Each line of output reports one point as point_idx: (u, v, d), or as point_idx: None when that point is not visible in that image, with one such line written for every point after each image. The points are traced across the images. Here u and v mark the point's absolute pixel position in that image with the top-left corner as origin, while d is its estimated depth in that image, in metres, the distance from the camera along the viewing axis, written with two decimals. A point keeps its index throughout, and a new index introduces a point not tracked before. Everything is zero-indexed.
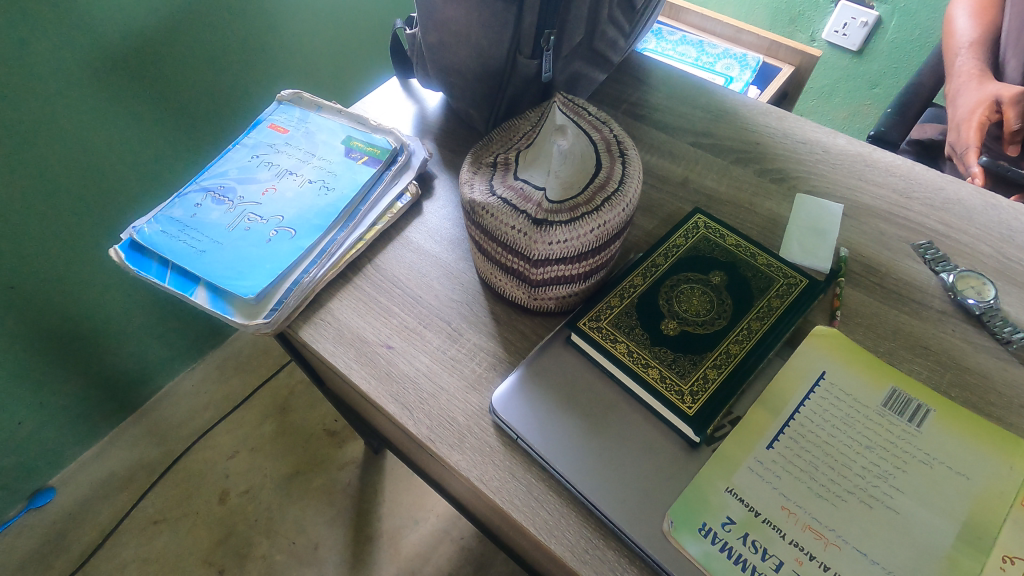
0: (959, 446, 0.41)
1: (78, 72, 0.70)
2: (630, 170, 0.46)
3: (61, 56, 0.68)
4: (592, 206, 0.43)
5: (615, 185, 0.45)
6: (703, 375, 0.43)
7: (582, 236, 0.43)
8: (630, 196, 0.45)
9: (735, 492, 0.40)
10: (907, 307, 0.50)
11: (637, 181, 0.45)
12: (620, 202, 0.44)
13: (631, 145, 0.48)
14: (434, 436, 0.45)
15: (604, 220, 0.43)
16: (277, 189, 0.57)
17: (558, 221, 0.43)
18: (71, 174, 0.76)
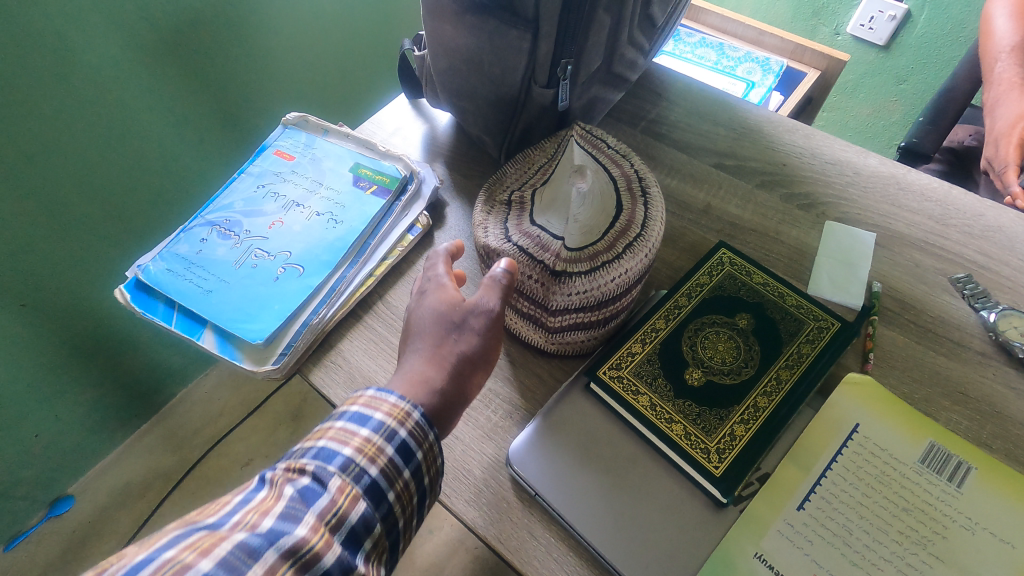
0: (1003, 509, 0.39)
1: (83, 91, 0.67)
2: (653, 212, 0.43)
3: (65, 76, 0.65)
4: (613, 253, 0.41)
5: (637, 230, 0.42)
6: (730, 431, 0.41)
7: (603, 287, 0.40)
8: (652, 242, 0.42)
9: (764, 559, 0.38)
10: (944, 348, 0.48)
11: (660, 224, 0.43)
12: (643, 248, 0.41)
13: (653, 183, 0.45)
14: (449, 490, 0.43)
15: (626, 269, 0.41)
16: (284, 222, 0.55)
17: (578, 272, 0.40)
18: (81, 197, 0.73)
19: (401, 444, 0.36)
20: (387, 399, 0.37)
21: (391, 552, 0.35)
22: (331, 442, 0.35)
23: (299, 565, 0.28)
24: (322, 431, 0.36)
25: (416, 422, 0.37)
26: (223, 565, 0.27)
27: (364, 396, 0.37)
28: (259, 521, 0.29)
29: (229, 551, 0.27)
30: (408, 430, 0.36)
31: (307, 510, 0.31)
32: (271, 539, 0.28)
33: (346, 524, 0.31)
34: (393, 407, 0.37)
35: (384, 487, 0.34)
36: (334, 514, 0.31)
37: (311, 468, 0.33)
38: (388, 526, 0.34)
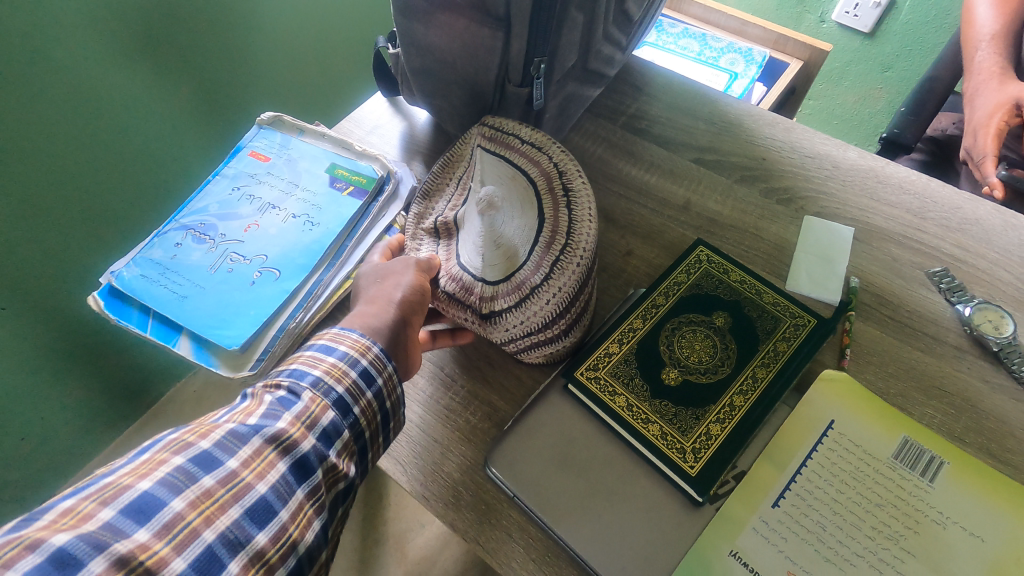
0: (974, 504, 0.39)
1: (55, 91, 0.65)
2: (579, 211, 0.43)
3: (36, 76, 0.63)
4: (542, 270, 0.41)
5: (566, 233, 0.42)
6: (706, 431, 0.42)
7: (539, 309, 0.41)
8: (583, 246, 0.42)
9: (739, 556, 0.39)
10: (919, 343, 0.48)
11: (589, 221, 0.42)
12: (575, 254, 0.41)
13: (577, 176, 0.45)
14: (429, 493, 0.43)
15: (560, 281, 0.41)
16: (259, 225, 0.55)
17: (505, 306, 0.41)
18: (64, 203, 0.71)
19: (363, 370, 0.38)
20: (349, 336, 0.40)
21: (360, 457, 0.38)
22: (301, 364, 0.37)
23: (280, 451, 0.32)
24: (293, 358, 0.38)
25: (375, 355, 0.39)
26: (218, 445, 0.31)
27: (329, 332, 0.40)
28: (247, 416, 0.33)
29: (224, 436, 0.31)
30: (369, 360, 0.39)
31: (285, 412, 0.34)
32: (256, 429, 0.32)
33: (319, 426, 0.34)
34: (354, 342, 0.39)
35: (349, 402, 0.37)
36: (308, 416, 0.34)
37: (285, 382, 0.36)
38: (357, 433, 0.37)
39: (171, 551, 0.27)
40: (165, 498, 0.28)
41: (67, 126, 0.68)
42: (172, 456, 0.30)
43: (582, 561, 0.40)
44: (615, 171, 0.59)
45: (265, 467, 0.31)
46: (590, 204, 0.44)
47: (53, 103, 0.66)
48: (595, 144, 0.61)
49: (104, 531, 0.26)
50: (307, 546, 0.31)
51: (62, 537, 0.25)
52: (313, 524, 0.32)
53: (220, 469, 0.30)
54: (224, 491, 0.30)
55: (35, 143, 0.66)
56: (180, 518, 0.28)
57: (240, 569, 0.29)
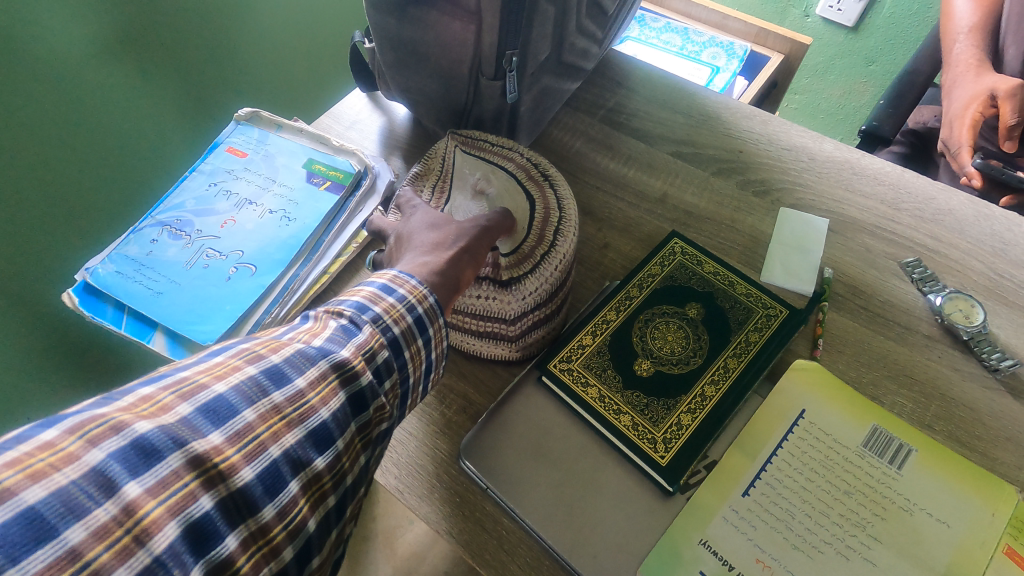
0: (940, 490, 0.39)
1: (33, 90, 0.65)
2: (563, 192, 0.45)
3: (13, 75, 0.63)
4: (547, 241, 0.43)
5: (551, 225, 0.43)
6: (677, 421, 0.42)
7: (552, 274, 0.42)
8: (572, 238, 0.43)
9: (709, 545, 0.39)
10: (891, 333, 0.48)
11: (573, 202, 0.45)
12: (569, 228, 0.43)
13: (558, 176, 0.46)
14: (403, 486, 0.43)
15: (564, 251, 0.42)
16: (236, 221, 0.55)
17: (522, 274, 0.42)
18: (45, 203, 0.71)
19: (419, 318, 0.34)
20: (407, 281, 0.35)
21: (402, 402, 0.34)
22: (360, 299, 0.33)
23: (344, 378, 0.29)
24: (350, 289, 0.34)
25: (432, 305, 0.35)
26: (289, 361, 0.27)
27: (388, 272, 0.36)
28: (314, 336, 0.29)
29: (293, 353, 0.28)
30: (425, 308, 0.35)
31: (348, 341, 0.30)
32: (324, 351, 0.29)
33: (377, 361, 0.31)
34: (414, 287, 0.35)
35: (402, 345, 0.33)
36: (369, 350, 0.31)
37: (348, 312, 0.32)
38: (404, 378, 0.34)
39: (243, 458, 0.24)
40: (238, 406, 0.25)
41: (46, 124, 0.67)
42: (246, 365, 0.26)
43: (554, 552, 0.40)
44: (594, 164, 0.60)
45: (331, 392, 0.28)
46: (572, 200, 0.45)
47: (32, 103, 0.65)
48: (574, 138, 0.61)
49: (182, 426, 0.23)
50: (354, 479, 0.29)
51: (144, 425, 0.23)
52: (360, 458, 0.30)
53: (291, 386, 0.27)
54: (293, 410, 0.26)
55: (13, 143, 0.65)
56: (252, 429, 0.25)
57: (300, 490, 0.26)
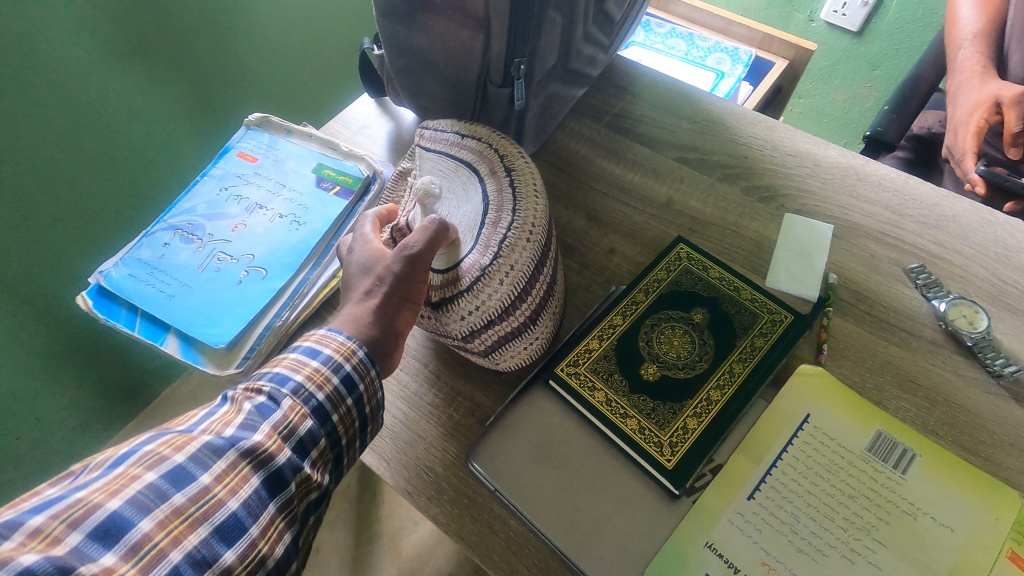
0: (945, 494, 0.40)
1: (46, 96, 0.66)
2: (522, 198, 0.43)
3: (27, 82, 0.64)
4: (491, 254, 0.41)
5: (505, 235, 0.42)
6: (683, 425, 0.42)
7: (491, 291, 0.41)
8: (524, 248, 0.42)
9: (715, 548, 0.39)
10: (895, 338, 0.48)
11: (534, 208, 0.43)
12: (519, 238, 0.42)
13: (525, 179, 0.45)
14: (411, 487, 0.44)
15: (510, 263, 0.41)
16: (246, 225, 0.55)
17: (460, 293, 0.41)
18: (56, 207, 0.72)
19: (347, 376, 0.36)
20: (335, 338, 0.37)
21: (337, 464, 0.36)
22: (283, 369, 0.35)
23: (254, 464, 0.31)
24: (276, 360, 0.36)
25: (361, 358, 0.37)
26: (191, 460, 0.29)
27: (316, 332, 0.38)
28: (223, 426, 0.31)
29: (198, 449, 0.30)
30: (353, 365, 0.37)
31: (262, 422, 0.32)
32: (231, 441, 0.30)
33: (296, 435, 0.33)
34: (341, 344, 0.37)
35: (329, 409, 0.35)
36: (285, 426, 0.33)
37: (267, 388, 0.34)
38: (335, 441, 0.36)
39: (138, 572, 0.25)
40: (133, 519, 0.26)
41: (57, 129, 0.68)
42: (144, 473, 0.28)
43: (561, 554, 0.40)
44: (599, 170, 0.60)
45: (239, 482, 0.30)
46: (532, 203, 0.43)
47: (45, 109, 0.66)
48: (580, 143, 0.62)
49: (71, 555, 0.24)
50: (277, 560, 0.30)
51: (30, 557, 0.23)
52: (284, 538, 0.31)
53: (191, 485, 0.28)
54: (195, 509, 0.28)
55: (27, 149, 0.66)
56: (149, 539, 0.26)
57: None
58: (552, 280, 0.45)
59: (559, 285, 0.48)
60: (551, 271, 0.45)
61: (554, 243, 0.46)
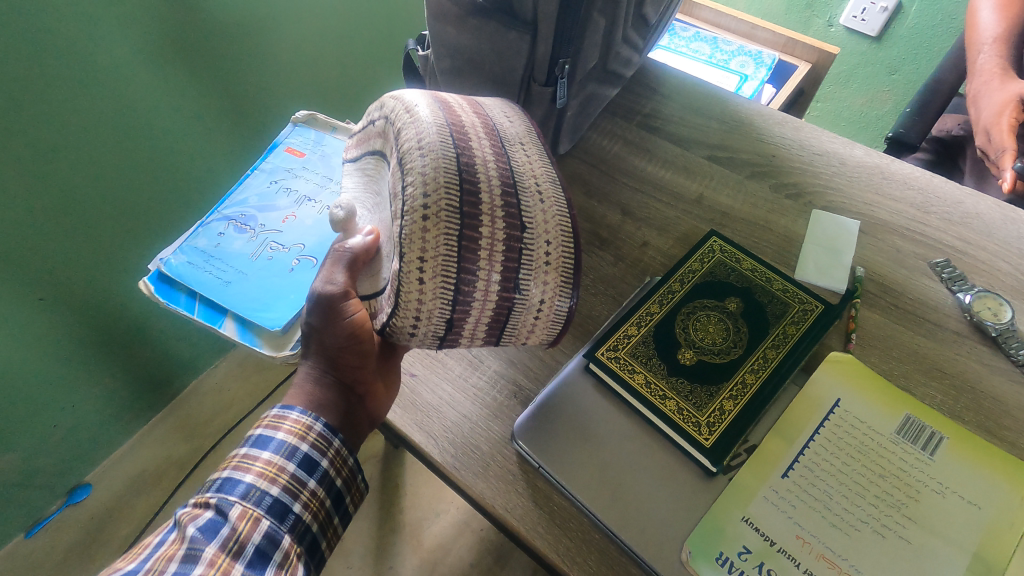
0: (971, 475, 0.42)
1: (90, 89, 0.70)
2: (408, 173, 0.38)
3: (74, 77, 0.68)
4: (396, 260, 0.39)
5: (402, 225, 0.38)
6: (719, 406, 0.45)
7: (412, 301, 0.39)
8: (426, 236, 0.38)
9: (751, 522, 0.41)
10: (921, 329, 0.50)
11: (419, 180, 0.38)
12: (412, 228, 0.38)
13: (409, 145, 0.39)
14: (459, 464, 0.46)
15: (415, 260, 0.38)
16: (297, 216, 0.58)
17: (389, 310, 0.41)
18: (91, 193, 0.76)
19: (302, 457, 0.42)
20: (289, 416, 0.43)
21: (310, 552, 0.41)
22: (235, 471, 0.41)
23: None
24: (226, 466, 0.41)
25: (317, 432, 0.43)
26: None
27: (268, 421, 0.44)
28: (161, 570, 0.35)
29: None
30: (309, 443, 0.42)
31: (207, 545, 0.36)
32: None
33: (249, 544, 0.37)
34: (293, 425, 0.43)
35: (287, 501, 0.40)
36: (236, 540, 0.37)
37: (214, 501, 0.39)
38: (302, 530, 0.41)
39: None
40: None
41: (95, 119, 0.72)
42: None
43: (602, 526, 0.43)
44: (631, 167, 0.62)
45: None
46: (418, 173, 0.38)
47: (88, 102, 0.70)
48: (612, 142, 0.64)
49: None
50: None
51: None
52: None
53: None
54: None
55: (69, 137, 0.70)
56: None
57: None
58: (506, 229, 0.40)
59: (538, 220, 0.41)
60: (493, 226, 0.39)
61: (488, 185, 0.39)
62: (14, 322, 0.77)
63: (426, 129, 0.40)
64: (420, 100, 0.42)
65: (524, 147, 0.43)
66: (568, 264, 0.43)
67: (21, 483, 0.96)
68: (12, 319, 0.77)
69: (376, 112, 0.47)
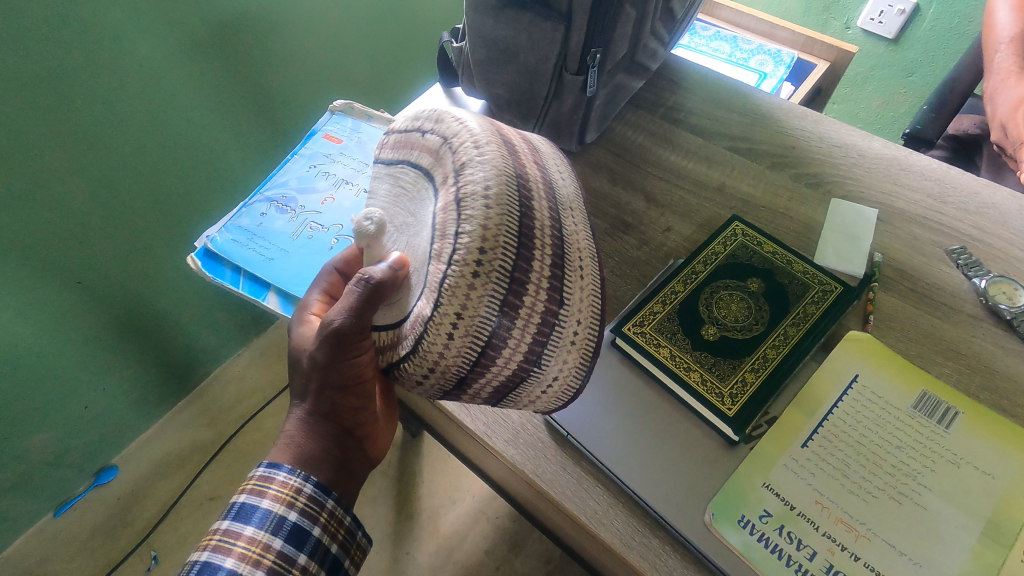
0: (985, 446, 0.44)
1: (135, 79, 0.73)
2: (467, 214, 0.35)
3: (120, 66, 0.71)
4: (430, 303, 0.35)
5: (446, 272, 0.34)
6: (742, 378, 0.47)
7: (434, 353, 0.36)
8: (470, 291, 0.34)
9: (772, 488, 0.43)
10: (938, 312, 0.52)
11: (476, 226, 0.34)
12: (457, 277, 0.34)
13: (473, 187, 0.35)
14: (491, 431, 0.49)
15: (453, 312, 0.34)
16: (335, 199, 0.61)
17: (403, 355, 0.37)
18: (130, 179, 0.79)
19: (291, 527, 0.39)
20: (276, 481, 0.39)
21: None
22: (214, 552, 0.37)
23: None
24: (205, 544, 0.38)
25: (308, 497, 0.39)
26: None
27: (252, 485, 0.40)
28: None
29: None
30: (299, 511, 0.39)
31: None
32: None
33: None
34: (280, 492, 0.39)
35: None
36: None
37: None
38: None
39: None
40: None
41: (138, 108, 0.76)
42: None
43: (628, 489, 0.45)
44: (655, 157, 0.65)
45: None
46: (478, 221, 0.34)
47: (132, 90, 0.74)
48: (636, 133, 0.67)
49: None
50: None
51: None
52: None
53: None
54: None
55: (112, 125, 0.74)
56: None
57: None
58: (545, 303, 0.37)
59: (574, 299, 0.39)
60: (537, 294, 0.36)
61: (541, 250, 0.37)
62: (55, 301, 0.80)
63: (495, 173, 0.36)
64: (490, 139, 0.38)
65: (573, 217, 0.41)
66: (592, 338, 0.42)
67: (53, 462, 0.99)
68: (54, 298, 0.80)
69: (428, 121, 0.42)
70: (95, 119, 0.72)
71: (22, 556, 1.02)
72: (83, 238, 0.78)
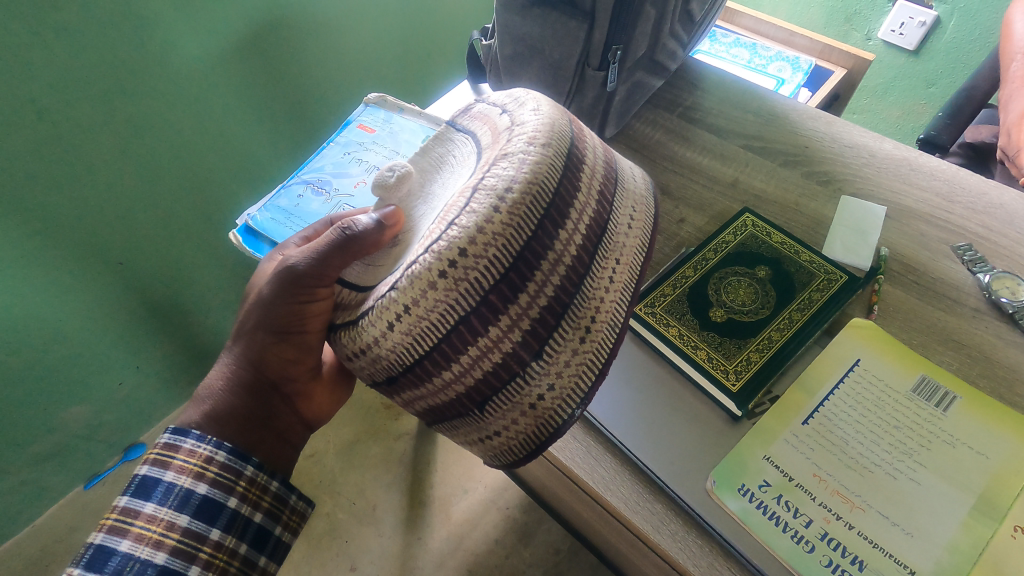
0: (982, 429, 0.45)
1: (182, 73, 0.79)
2: (474, 203, 0.33)
3: (167, 60, 0.77)
4: (393, 279, 0.34)
5: (419, 258, 0.33)
6: (746, 357, 0.49)
7: (375, 332, 0.35)
8: (429, 289, 0.33)
9: (772, 460, 0.46)
10: (942, 304, 0.54)
11: (469, 223, 0.33)
12: (422, 265, 0.33)
13: (498, 179, 0.34)
14: None
15: (402, 297, 0.33)
16: (366, 183, 0.65)
17: (348, 322, 0.37)
18: (172, 165, 0.84)
19: (199, 501, 0.40)
20: (182, 450, 0.41)
21: None
22: (109, 535, 0.38)
23: None
24: (100, 525, 0.39)
25: (215, 468, 0.41)
26: None
27: (150, 462, 0.40)
28: None
29: None
30: (207, 483, 0.40)
31: None
32: None
33: None
34: (186, 467, 0.40)
35: (188, 553, 0.39)
36: None
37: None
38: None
39: None
40: None
41: (180, 96, 0.80)
42: None
43: (632, 457, 0.47)
44: (671, 153, 0.68)
45: None
46: (478, 216, 0.33)
47: (177, 83, 0.79)
48: (654, 130, 0.70)
49: None
50: None
51: None
52: None
53: None
54: None
55: (159, 115, 0.79)
56: None
57: None
58: (517, 342, 0.34)
59: (558, 356, 0.36)
60: (510, 334, 0.34)
61: (537, 288, 0.34)
62: (99, 279, 0.86)
63: (527, 172, 0.34)
64: (547, 139, 0.36)
65: (611, 274, 0.38)
66: (575, 392, 0.37)
67: (86, 435, 1.04)
68: (98, 276, 0.85)
69: (512, 104, 0.40)
70: (144, 108, 0.77)
71: (54, 524, 1.07)
72: (128, 220, 0.83)
